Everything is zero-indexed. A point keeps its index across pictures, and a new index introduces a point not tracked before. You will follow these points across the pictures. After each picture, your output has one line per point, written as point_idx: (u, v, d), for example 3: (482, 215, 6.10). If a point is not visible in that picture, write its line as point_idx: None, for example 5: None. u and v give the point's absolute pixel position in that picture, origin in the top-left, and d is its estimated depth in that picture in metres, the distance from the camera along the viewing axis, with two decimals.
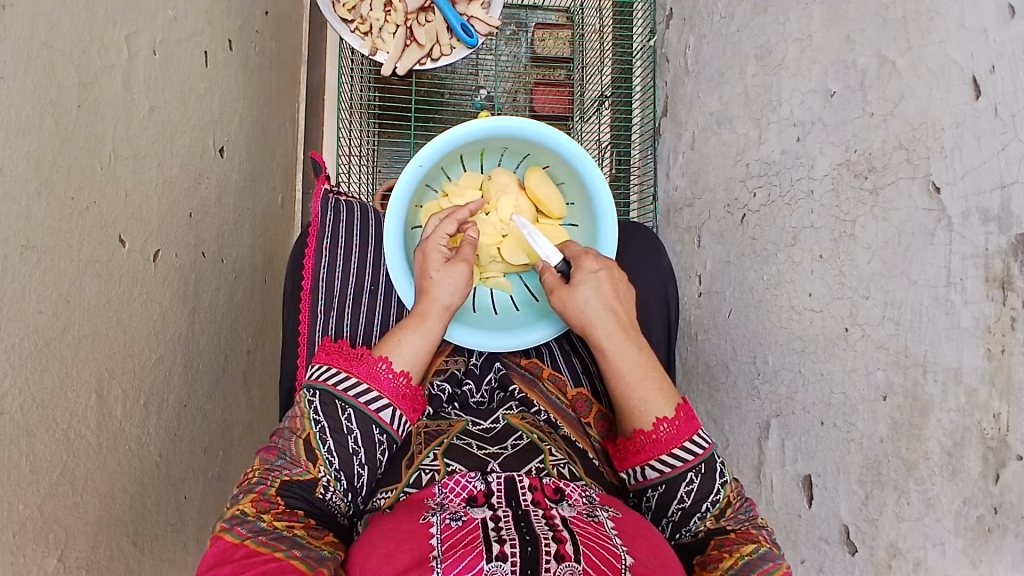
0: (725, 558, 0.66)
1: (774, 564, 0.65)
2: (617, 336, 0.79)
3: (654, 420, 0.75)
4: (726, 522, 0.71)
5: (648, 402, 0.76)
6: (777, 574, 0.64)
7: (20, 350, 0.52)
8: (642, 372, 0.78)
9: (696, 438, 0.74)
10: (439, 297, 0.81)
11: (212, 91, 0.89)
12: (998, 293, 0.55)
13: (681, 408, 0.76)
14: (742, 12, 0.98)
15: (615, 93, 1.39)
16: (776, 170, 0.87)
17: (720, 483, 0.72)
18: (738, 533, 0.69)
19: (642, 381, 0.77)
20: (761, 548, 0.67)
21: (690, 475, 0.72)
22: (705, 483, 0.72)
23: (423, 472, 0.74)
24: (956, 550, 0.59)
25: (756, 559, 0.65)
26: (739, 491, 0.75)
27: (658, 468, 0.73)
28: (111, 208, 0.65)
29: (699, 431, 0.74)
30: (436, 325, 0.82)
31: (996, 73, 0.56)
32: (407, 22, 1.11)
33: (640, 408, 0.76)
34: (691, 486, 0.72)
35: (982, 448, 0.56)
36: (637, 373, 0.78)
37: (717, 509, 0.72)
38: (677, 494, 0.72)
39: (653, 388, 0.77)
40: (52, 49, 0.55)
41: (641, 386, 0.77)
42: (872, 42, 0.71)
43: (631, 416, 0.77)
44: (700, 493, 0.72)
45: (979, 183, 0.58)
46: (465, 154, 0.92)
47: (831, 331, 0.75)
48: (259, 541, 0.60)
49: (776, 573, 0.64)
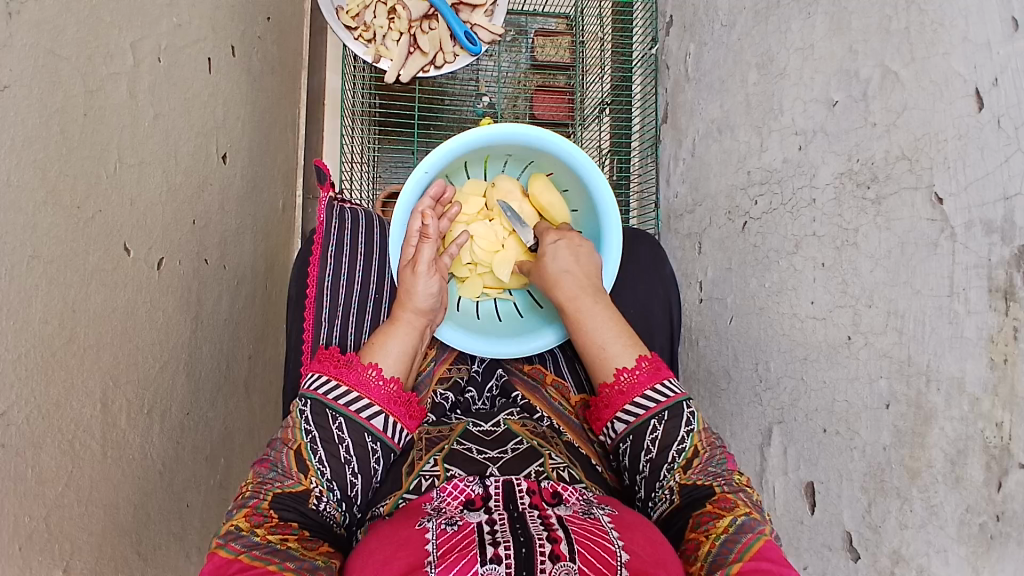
0: (702, 543, 0.63)
1: (754, 535, 0.62)
2: (587, 290, 0.85)
3: (615, 371, 0.80)
4: (695, 475, 0.71)
5: (612, 351, 0.82)
6: (757, 545, 0.60)
7: (25, 362, 0.51)
8: (609, 322, 0.83)
9: (664, 382, 0.78)
10: (414, 299, 0.83)
11: (215, 97, 0.88)
12: (1001, 304, 0.56)
13: (645, 360, 0.80)
14: (744, 20, 0.99)
15: (614, 100, 1.39)
16: (778, 178, 0.88)
17: (685, 431, 0.74)
18: (714, 503, 0.66)
19: (607, 330, 0.83)
20: (738, 518, 0.64)
21: (653, 422, 0.76)
22: (668, 429, 0.75)
23: (423, 479, 0.74)
24: (959, 558, 0.59)
25: (733, 535, 0.62)
26: (712, 440, 0.75)
27: (624, 418, 0.78)
28: (117, 217, 0.64)
29: (667, 379, 0.79)
30: (410, 325, 0.83)
31: (999, 85, 0.57)
32: (410, 30, 1.11)
33: (606, 359, 0.82)
34: (656, 433, 0.75)
35: (985, 456, 0.57)
36: (605, 324, 0.83)
37: (684, 460, 0.73)
38: (643, 443, 0.75)
39: (616, 335, 0.82)
40: (58, 57, 0.55)
41: (605, 334, 0.83)
42: (874, 53, 0.72)
43: (599, 369, 0.82)
44: (664, 441, 0.74)
45: (982, 194, 0.58)
46: (469, 161, 0.92)
47: (834, 340, 0.76)
48: (253, 555, 0.59)
49: (756, 542, 0.61)
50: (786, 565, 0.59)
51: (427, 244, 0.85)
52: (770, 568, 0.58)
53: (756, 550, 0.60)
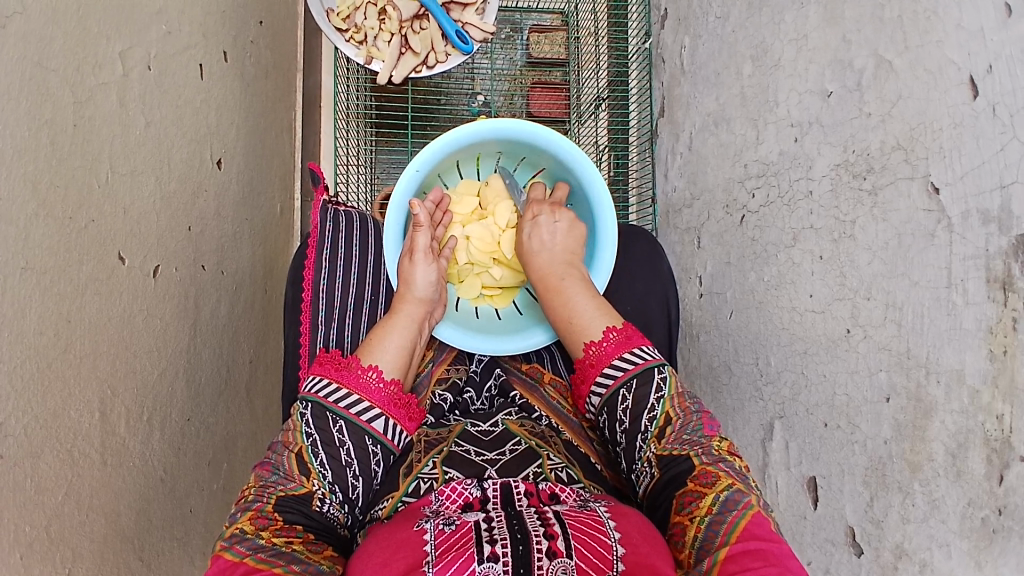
0: (688, 528, 0.63)
1: (738, 513, 0.61)
2: (565, 266, 0.85)
3: (586, 343, 0.80)
4: (670, 445, 0.70)
5: (587, 319, 0.81)
6: (742, 523, 0.60)
7: (21, 373, 0.52)
8: (588, 295, 0.83)
9: (635, 349, 0.77)
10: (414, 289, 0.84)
11: (208, 103, 0.88)
12: (1000, 294, 0.55)
13: (616, 331, 0.80)
14: (738, 12, 0.98)
15: (611, 95, 1.38)
16: (775, 171, 0.87)
17: (654, 398, 0.73)
18: (694, 480, 0.65)
19: (586, 303, 0.82)
20: (721, 496, 0.63)
21: (623, 391, 0.75)
22: (638, 397, 0.74)
23: (421, 481, 0.76)
24: (962, 552, 0.59)
25: (717, 515, 0.62)
26: (686, 405, 0.73)
27: (598, 390, 0.78)
28: (110, 226, 0.65)
29: (640, 346, 0.78)
30: (410, 317, 0.83)
31: (994, 72, 0.56)
32: (402, 31, 1.11)
33: (583, 327, 0.81)
34: (626, 403, 0.74)
35: (986, 449, 0.56)
36: (586, 297, 0.83)
37: (657, 428, 0.72)
38: (616, 414, 0.75)
39: (594, 307, 0.82)
40: (46, 69, 0.55)
41: (584, 306, 0.82)
42: (868, 42, 0.71)
43: (574, 339, 0.82)
44: (635, 410, 0.74)
45: (979, 184, 0.57)
46: (461, 160, 0.92)
47: (833, 333, 0.75)
48: (259, 558, 0.59)
49: (742, 521, 0.60)
50: (776, 541, 0.59)
51: (421, 232, 0.85)
52: (759, 549, 0.57)
53: (743, 531, 0.59)
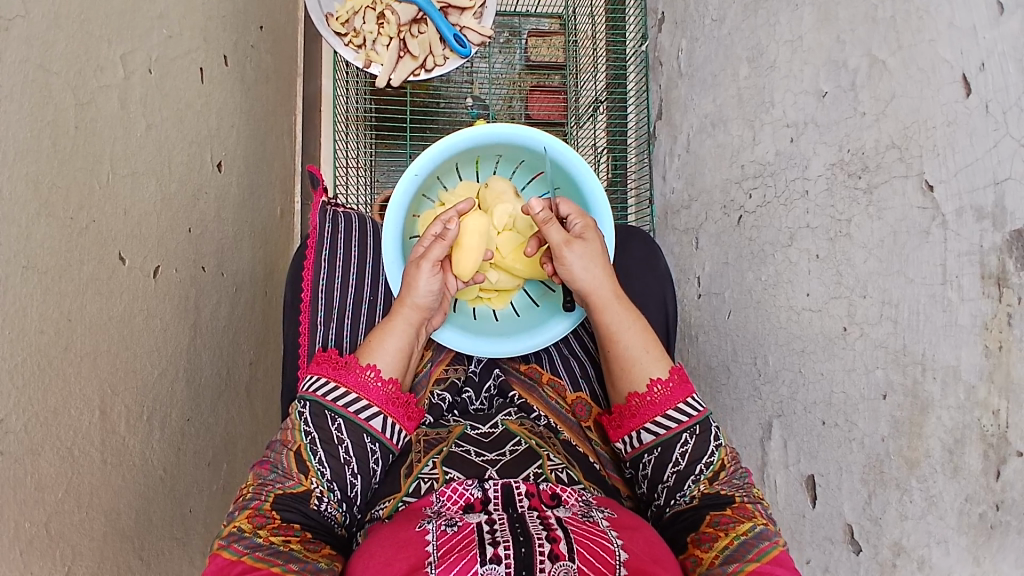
0: (720, 537, 0.65)
1: (771, 543, 0.64)
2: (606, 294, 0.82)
3: (649, 382, 0.78)
4: (720, 486, 0.71)
5: (645, 360, 0.79)
6: (772, 554, 0.63)
7: (21, 371, 0.52)
8: (644, 331, 0.82)
9: (690, 400, 0.76)
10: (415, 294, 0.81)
11: (208, 106, 0.89)
12: (994, 290, 0.55)
13: (676, 371, 0.78)
14: (734, 14, 0.99)
15: (609, 98, 1.39)
16: (771, 171, 0.87)
17: (714, 445, 0.74)
18: (734, 508, 0.68)
19: (644, 339, 0.81)
20: (758, 525, 0.66)
21: (685, 436, 0.74)
22: (699, 444, 0.74)
23: (422, 481, 0.76)
24: (960, 548, 0.59)
25: (752, 539, 0.64)
26: (736, 456, 0.75)
27: (653, 430, 0.76)
28: (110, 227, 0.65)
29: (693, 394, 0.77)
30: (407, 322, 0.81)
31: (987, 69, 0.56)
32: (400, 35, 1.12)
33: (640, 367, 0.79)
34: (686, 447, 0.74)
35: (982, 445, 0.56)
36: (640, 332, 0.81)
37: (711, 472, 0.73)
38: (671, 455, 0.74)
39: (652, 347, 0.81)
40: (48, 71, 0.56)
41: (641, 342, 0.80)
42: (862, 42, 0.71)
43: (628, 376, 0.80)
44: (694, 454, 0.73)
45: (972, 180, 0.58)
46: (460, 163, 0.92)
47: (830, 331, 0.75)
48: (257, 556, 0.60)
49: (771, 551, 0.63)
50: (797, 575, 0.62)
51: (439, 242, 0.80)
52: None
53: (773, 557, 0.62)
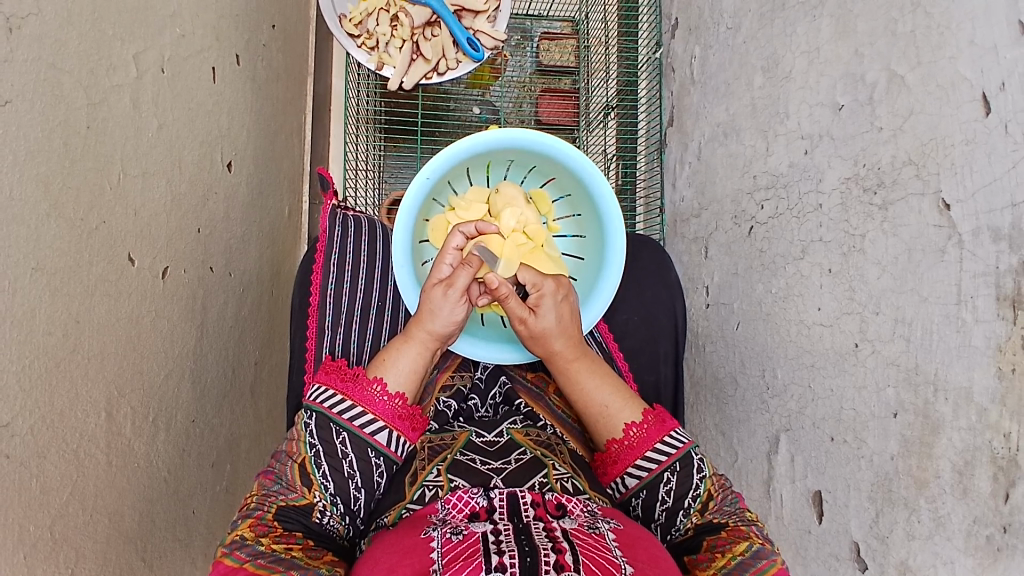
0: (717, 557, 0.65)
1: (768, 562, 0.64)
2: (576, 348, 0.83)
3: (625, 426, 0.80)
4: (711, 515, 0.71)
5: (615, 408, 0.81)
6: (771, 572, 0.63)
7: (30, 372, 0.52)
8: (606, 384, 0.83)
9: (671, 434, 0.77)
10: (431, 321, 0.80)
11: (219, 106, 0.89)
12: (1009, 312, 0.55)
13: (651, 413, 0.80)
14: (750, 23, 0.98)
15: (620, 104, 1.40)
16: (784, 183, 0.87)
17: (698, 477, 0.74)
18: (728, 530, 0.68)
19: (608, 393, 0.82)
20: (753, 545, 0.65)
21: (666, 474, 0.75)
22: (683, 479, 0.74)
23: (427, 489, 0.74)
24: (967, 570, 0.58)
25: (748, 558, 0.64)
26: (724, 485, 0.76)
27: (636, 473, 0.76)
28: (121, 227, 0.65)
29: (674, 430, 0.78)
30: (423, 346, 0.80)
31: (1007, 89, 0.56)
32: (413, 37, 1.12)
33: (610, 417, 0.81)
34: (670, 484, 0.74)
35: (992, 467, 0.56)
36: (602, 386, 0.83)
37: (700, 504, 0.73)
38: (657, 494, 0.75)
39: (617, 396, 0.82)
40: (60, 71, 0.56)
41: (606, 396, 0.82)
42: (880, 56, 0.71)
43: (604, 427, 0.82)
44: (680, 491, 0.74)
45: (991, 201, 0.57)
46: (471, 167, 0.91)
47: (841, 347, 0.75)
48: (259, 564, 0.60)
49: (770, 570, 0.63)
50: None
51: (465, 270, 0.77)
52: None
53: None
